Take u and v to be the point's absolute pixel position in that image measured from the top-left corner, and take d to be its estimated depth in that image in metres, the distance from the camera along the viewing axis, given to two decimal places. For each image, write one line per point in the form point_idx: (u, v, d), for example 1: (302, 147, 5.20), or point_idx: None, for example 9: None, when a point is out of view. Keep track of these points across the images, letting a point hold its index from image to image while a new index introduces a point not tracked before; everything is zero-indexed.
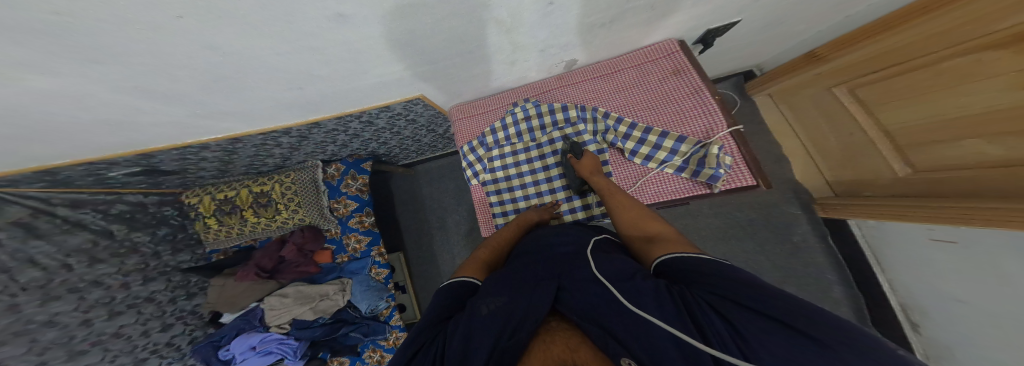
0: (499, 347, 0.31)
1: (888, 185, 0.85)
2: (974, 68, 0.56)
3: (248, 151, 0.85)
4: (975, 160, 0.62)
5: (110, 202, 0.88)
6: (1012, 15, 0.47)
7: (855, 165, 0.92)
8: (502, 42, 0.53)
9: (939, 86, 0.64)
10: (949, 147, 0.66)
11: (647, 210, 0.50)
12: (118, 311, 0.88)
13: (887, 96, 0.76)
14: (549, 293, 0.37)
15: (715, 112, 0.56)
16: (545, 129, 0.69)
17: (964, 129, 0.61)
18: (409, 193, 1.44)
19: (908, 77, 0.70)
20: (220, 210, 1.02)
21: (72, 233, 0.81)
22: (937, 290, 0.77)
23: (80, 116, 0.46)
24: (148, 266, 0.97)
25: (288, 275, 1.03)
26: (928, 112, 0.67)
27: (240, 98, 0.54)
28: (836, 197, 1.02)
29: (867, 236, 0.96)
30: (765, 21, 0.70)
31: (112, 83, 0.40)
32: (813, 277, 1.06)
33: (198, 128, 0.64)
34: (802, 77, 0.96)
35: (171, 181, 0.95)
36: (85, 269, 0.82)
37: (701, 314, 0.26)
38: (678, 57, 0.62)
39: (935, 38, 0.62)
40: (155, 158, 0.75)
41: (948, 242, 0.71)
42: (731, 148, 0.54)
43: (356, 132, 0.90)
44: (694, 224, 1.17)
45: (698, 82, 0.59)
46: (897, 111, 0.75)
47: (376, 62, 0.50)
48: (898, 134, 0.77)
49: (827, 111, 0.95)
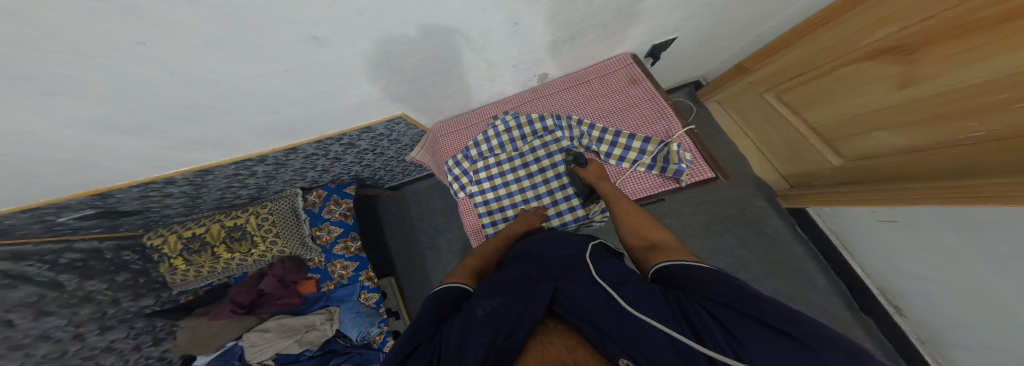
0: (496, 346, 0.32)
1: (829, 174, 0.93)
2: (870, 71, 0.66)
3: (220, 182, 0.81)
4: (887, 147, 0.72)
5: (57, 251, 0.80)
6: (897, 25, 0.56)
7: (800, 160, 1.02)
8: (476, 60, 0.56)
9: (842, 89, 0.75)
10: (863, 139, 0.77)
11: (651, 220, 0.53)
12: (74, 364, 0.79)
13: (804, 99, 0.88)
14: (546, 293, 0.39)
15: (672, 114, 0.61)
16: (526, 139, 0.72)
17: (872, 123, 0.72)
18: (397, 214, 1.43)
19: (813, 83, 0.82)
20: (187, 250, 0.95)
21: (13, 287, 0.72)
22: (899, 268, 0.85)
23: (34, 153, 0.43)
24: (105, 314, 0.89)
25: (268, 309, 0.98)
26: (840, 111, 0.79)
27: (211, 126, 0.53)
28: (793, 189, 1.11)
29: (827, 221, 1.05)
30: (709, 33, 0.78)
31: (69, 117, 0.38)
32: (790, 263, 1.13)
33: (166, 161, 0.61)
34: (736, 86, 1.08)
35: (132, 223, 0.89)
36: (30, 323, 0.74)
37: (697, 317, 0.28)
38: (634, 67, 0.68)
39: (826, 51, 0.74)
40: (114, 197, 0.70)
41: (891, 222, 0.80)
42: (690, 145, 0.60)
43: (338, 156, 0.89)
44: (678, 222, 1.23)
45: (654, 89, 0.64)
46: (811, 112, 0.88)
47: (355, 83, 0.52)
48: (822, 129, 0.87)
49: (764, 114, 1.06)
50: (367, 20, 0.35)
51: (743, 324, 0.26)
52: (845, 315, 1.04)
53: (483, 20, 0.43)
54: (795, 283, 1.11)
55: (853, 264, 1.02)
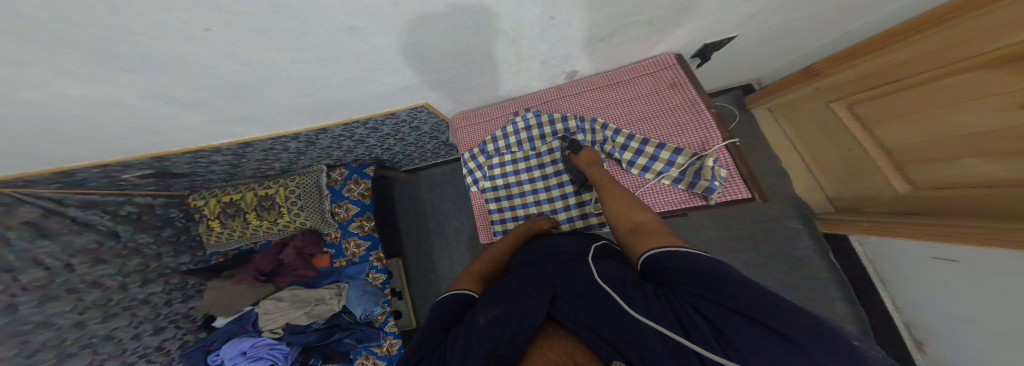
0: (497, 353, 0.31)
1: (888, 201, 0.84)
2: (977, 84, 0.57)
3: (257, 154, 0.86)
4: (971, 178, 0.63)
5: (120, 203, 0.90)
6: (1023, 31, 0.49)
7: (855, 181, 0.93)
8: (507, 53, 0.55)
9: (937, 104, 0.66)
10: (945, 165, 0.67)
11: (638, 202, 0.50)
12: (114, 313, 0.86)
13: (888, 111, 0.78)
14: (544, 299, 0.38)
15: (711, 125, 0.57)
16: (545, 139, 0.70)
17: (961, 147, 0.63)
18: (410, 200, 1.45)
19: (905, 94, 0.72)
20: (224, 212, 1.03)
21: (79, 233, 0.82)
22: (938, 305, 0.76)
23: (104, 120, 0.48)
24: (149, 267, 0.97)
25: (286, 278, 1.01)
26: (925, 130, 0.69)
27: (252, 106, 0.56)
28: (839, 213, 1.01)
29: (868, 251, 0.94)
30: (761, 36, 0.72)
31: (138, 92, 0.42)
32: (817, 292, 1.04)
33: (213, 132, 0.65)
34: (805, 91, 0.98)
35: (180, 184, 0.96)
36: (87, 269, 0.83)
37: (683, 312, 0.27)
38: (677, 70, 0.64)
39: (936, 54, 0.65)
40: (169, 161, 0.76)
41: (949, 261, 0.71)
42: (727, 161, 0.55)
43: (361, 138, 0.92)
44: (696, 237, 1.16)
45: (695, 95, 0.60)
46: (891, 128, 0.78)
47: (388, 70, 0.52)
48: (897, 149, 0.78)
49: (828, 127, 0.96)
50: (404, 10, 0.35)
51: (727, 318, 0.24)
52: None
53: (521, 13, 0.42)
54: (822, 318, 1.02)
55: (885, 298, 0.92)
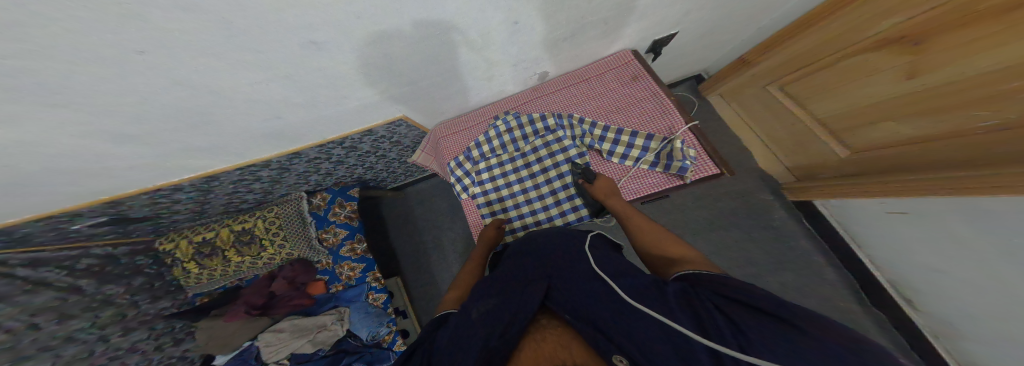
0: (488, 348, 0.34)
1: (832, 166, 0.92)
2: (874, 62, 0.67)
3: (224, 188, 0.83)
4: (889, 138, 0.73)
5: (74, 257, 0.81)
6: (904, 16, 0.57)
7: (803, 151, 1.00)
8: (474, 60, 0.55)
9: (845, 81, 0.76)
10: (865, 130, 0.77)
11: (669, 235, 0.53)
12: (100, 365, 0.82)
13: (810, 90, 0.87)
14: (537, 292, 0.42)
15: (673, 111, 0.60)
16: (527, 139, 0.71)
17: (876, 114, 0.73)
18: (400, 215, 1.44)
19: (816, 75, 0.82)
20: (199, 253, 0.97)
21: (34, 292, 0.73)
22: (910, 261, 0.83)
23: (57, 163, 0.45)
24: (126, 316, 0.90)
25: (282, 310, 1.00)
26: (843, 102, 0.79)
27: (216, 134, 0.54)
28: (797, 181, 1.08)
29: (836, 215, 1.02)
30: (711, 26, 0.76)
31: (74, 128, 0.39)
32: (795, 258, 1.10)
33: (174, 166, 0.62)
34: (739, 79, 1.06)
35: (141, 229, 0.90)
36: (55, 326, 0.76)
37: (707, 314, 0.30)
38: (634, 65, 0.67)
39: (827, 43, 0.75)
40: (124, 204, 0.72)
41: (902, 213, 0.78)
42: (694, 141, 0.58)
43: (340, 160, 0.90)
44: (682, 217, 1.22)
45: (655, 86, 0.63)
46: (813, 104, 0.88)
47: (354, 86, 0.52)
48: (826, 121, 0.87)
49: (768, 106, 1.05)
50: (364, 22, 0.35)
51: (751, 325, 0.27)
52: (857, 309, 1.01)
53: (484, 20, 0.42)
54: (803, 276, 1.08)
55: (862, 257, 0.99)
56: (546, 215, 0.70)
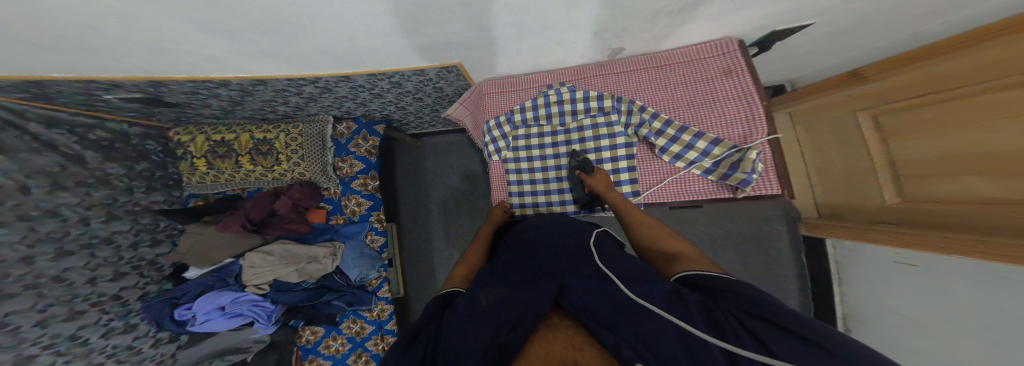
0: (497, 341, 0.29)
1: (873, 211, 0.93)
2: (985, 103, 0.57)
3: (266, 94, 0.80)
4: (968, 195, 0.64)
5: (89, 126, 0.81)
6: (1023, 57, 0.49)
7: (848, 191, 1.00)
8: (561, 17, 0.51)
9: (946, 121, 0.65)
10: (944, 181, 0.68)
11: (668, 229, 0.51)
12: (68, 251, 0.76)
13: (901, 125, 0.78)
14: (552, 286, 0.37)
15: (760, 118, 0.57)
16: (576, 116, 0.68)
17: (963, 165, 0.63)
18: (410, 163, 1.40)
19: (923, 109, 0.71)
20: (213, 152, 0.97)
21: (38, 152, 0.71)
22: (884, 301, 0.88)
23: (119, 33, 0.43)
24: (117, 201, 0.87)
25: (275, 231, 0.94)
26: (932, 146, 0.69)
27: (293, 41, 0.52)
28: (821, 219, 1.13)
29: (838, 254, 1.08)
30: (840, 27, 0.66)
31: (163, 1, 0.36)
32: (779, 283, 1.24)
33: (229, 63, 0.59)
34: (827, 97, 0.98)
35: (166, 114, 0.88)
36: (44, 195, 0.72)
37: (725, 321, 0.26)
38: (734, 57, 0.61)
39: (952, 71, 0.63)
40: (166, 88, 0.69)
41: (909, 265, 0.80)
42: (767, 155, 0.56)
43: (379, 93, 0.86)
44: (690, 230, 1.30)
45: (749, 85, 0.59)
46: (904, 141, 0.78)
47: (441, 18, 0.48)
48: (909, 163, 0.77)
49: (842, 135, 0.99)
50: None
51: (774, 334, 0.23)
52: None
53: None
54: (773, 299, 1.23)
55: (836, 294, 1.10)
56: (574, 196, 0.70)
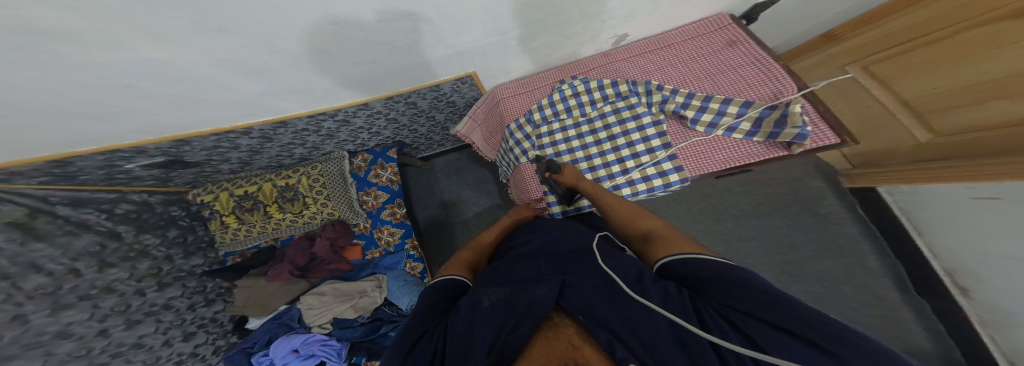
0: (500, 340, 0.31)
1: (912, 150, 0.92)
2: (986, 36, 0.64)
3: (286, 137, 0.83)
4: (998, 119, 0.69)
5: (112, 201, 0.80)
6: None
7: (872, 137, 1.01)
8: (576, 9, 0.55)
9: (950, 58, 0.72)
10: (970, 111, 0.73)
11: (635, 207, 0.53)
12: (136, 320, 0.81)
13: (897, 70, 0.85)
14: (552, 287, 0.38)
15: (783, 77, 0.59)
16: (595, 104, 0.70)
17: (984, 93, 0.69)
18: (425, 187, 1.42)
19: (915, 53, 0.78)
20: (240, 207, 0.99)
21: (77, 234, 0.72)
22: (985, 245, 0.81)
23: (152, 89, 0.46)
24: (162, 270, 0.90)
25: (318, 274, 1.00)
26: (945, 82, 0.75)
27: (307, 72, 0.53)
28: (856, 168, 1.12)
29: (899, 201, 1.02)
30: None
31: (209, 52, 0.40)
32: (847, 247, 1.11)
33: (257, 108, 0.62)
34: (813, 58, 1.07)
35: (183, 177, 0.91)
36: (96, 274, 0.74)
37: (711, 320, 0.27)
38: (733, 28, 0.68)
39: (939, 16, 0.71)
40: (191, 145, 0.71)
41: (992, 199, 0.75)
42: (808, 109, 0.57)
43: (395, 118, 0.91)
44: (725, 203, 1.23)
45: (757, 49, 0.64)
46: (908, 83, 0.84)
47: (461, 29, 0.51)
48: (918, 101, 0.84)
49: (840, 88, 1.05)
50: None
51: (760, 328, 0.25)
52: (896, 298, 1.04)
53: None
54: (846, 266, 1.09)
55: (920, 245, 1.00)
56: (625, 180, 0.65)
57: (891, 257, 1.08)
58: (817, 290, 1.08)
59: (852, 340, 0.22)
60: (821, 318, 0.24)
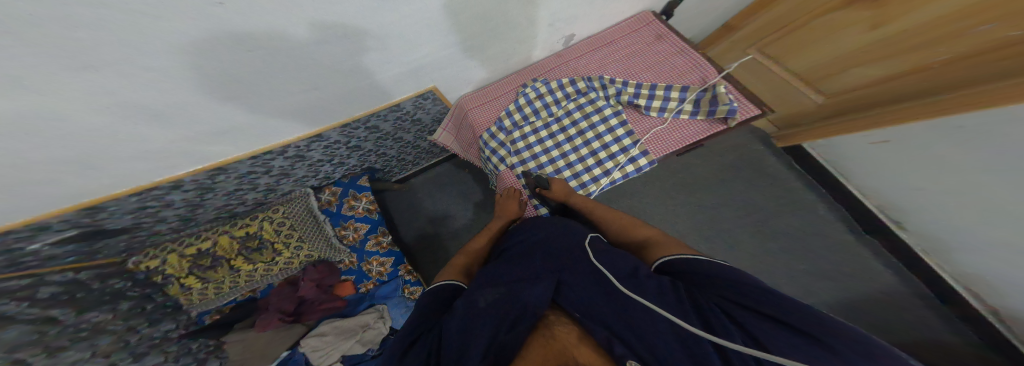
0: (497, 339, 0.35)
1: (813, 112, 1.13)
2: (858, 13, 0.81)
3: (229, 185, 0.75)
4: (883, 74, 0.87)
5: (33, 287, 0.58)
6: None
7: (781, 104, 1.21)
8: (520, 16, 0.58)
9: (826, 35, 0.91)
10: (858, 72, 0.92)
11: (632, 220, 0.63)
12: None
13: (785, 50, 1.04)
14: (547, 288, 0.43)
15: (705, 64, 0.70)
16: (560, 104, 0.74)
17: (870, 56, 0.86)
18: (406, 207, 1.40)
19: (800, 33, 0.97)
20: (199, 267, 0.87)
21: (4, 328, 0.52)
22: (908, 176, 0.97)
23: (72, 145, 0.40)
24: (129, 342, 0.75)
25: (314, 315, 1.00)
26: (830, 53, 0.94)
27: (255, 101, 0.49)
28: (782, 130, 1.29)
29: (823, 153, 1.21)
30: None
31: (141, 91, 0.36)
32: (795, 198, 1.27)
33: (212, 150, 0.58)
34: (723, 45, 1.23)
35: (116, 244, 0.71)
36: (48, 360, 0.58)
37: (714, 318, 0.33)
38: (657, 24, 0.78)
39: (806, 5, 0.90)
40: (104, 212, 0.59)
41: (883, 142, 0.98)
42: (731, 87, 0.66)
43: (357, 145, 0.89)
44: (690, 176, 1.35)
45: (680, 41, 0.74)
46: (796, 59, 1.04)
47: (406, 43, 0.51)
48: (809, 71, 1.04)
49: (748, 68, 1.23)
50: None
51: (765, 327, 0.31)
52: (853, 241, 1.20)
53: None
54: (801, 215, 1.25)
55: (852, 190, 1.18)
56: (602, 171, 0.70)
57: (834, 202, 1.25)
58: (783, 240, 1.23)
59: (840, 334, 0.28)
60: (813, 316, 0.31)
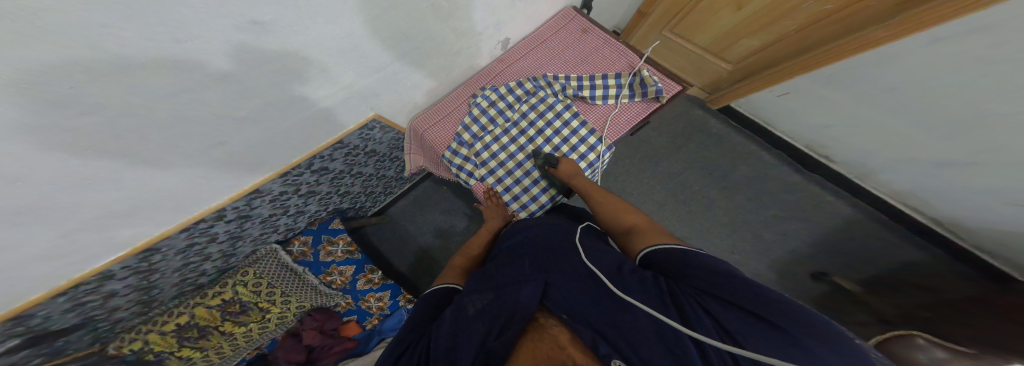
0: (486, 348, 0.37)
1: (729, 76, 1.24)
2: None
3: (174, 260, 0.70)
4: (779, 33, 0.97)
5: None
6: None
7: (702, 74, 1.32)
8: (442, 31, 0.60)
9: (720, 10, 1.00)
10: (760, 35, 1.01)
11: (629, 206, 0.65)
12: None
13: (690, 27, 1.13)
14: (537, 291, 0.45)
15: (628, 50, 0.76)
16: (513, 108, 0.76)
17: (767, 20, 0.95)
18: (388, 235, 1.40)
19: (698, 13, 1.05)
20: (188, 339, 0.81)
21: None
22: (834, 111, 1.09)
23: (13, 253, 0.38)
24: None
25: (327, 359, 0.95)
26: (731, 24, 1.03)
27: (187, 165, 0.47)
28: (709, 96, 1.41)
29: (753, 110, 1.34)
30: None
31: (60, 183, 0.34)
32: (747, 151, 1.38)
33: (163, 221, 0.56)
34: (638, 32, 1.30)
35: (81, 338, 0.64)
36: None
37: (692, 313, 0.35)
38: (580, 18, 0.82)
39: None
40: (42, 317, 0.51)
41: (785, 94, 1.16)
42: (654, 70, 0.72)
43: (310, 189, 0.87)
44: (653, 150, 1.42)
45: (603, 32, 0.80)
46: (703, 34, 1.13)
47: (325, 79, 0.51)
48: (716, 42, 1.13)
49: (664, 48, 1.32)
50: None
51: (736, 319, 0.33)
52: (804, 180, 1.32)
53: None
54: (755, 166, 1.35)
55: (787, 135, 1.31)
56: None
57: (775, 151, 1.36)
58: (745, 191, 1.33)
59: (800, 320, 0.31)
60: (777, 301, 0.34)
